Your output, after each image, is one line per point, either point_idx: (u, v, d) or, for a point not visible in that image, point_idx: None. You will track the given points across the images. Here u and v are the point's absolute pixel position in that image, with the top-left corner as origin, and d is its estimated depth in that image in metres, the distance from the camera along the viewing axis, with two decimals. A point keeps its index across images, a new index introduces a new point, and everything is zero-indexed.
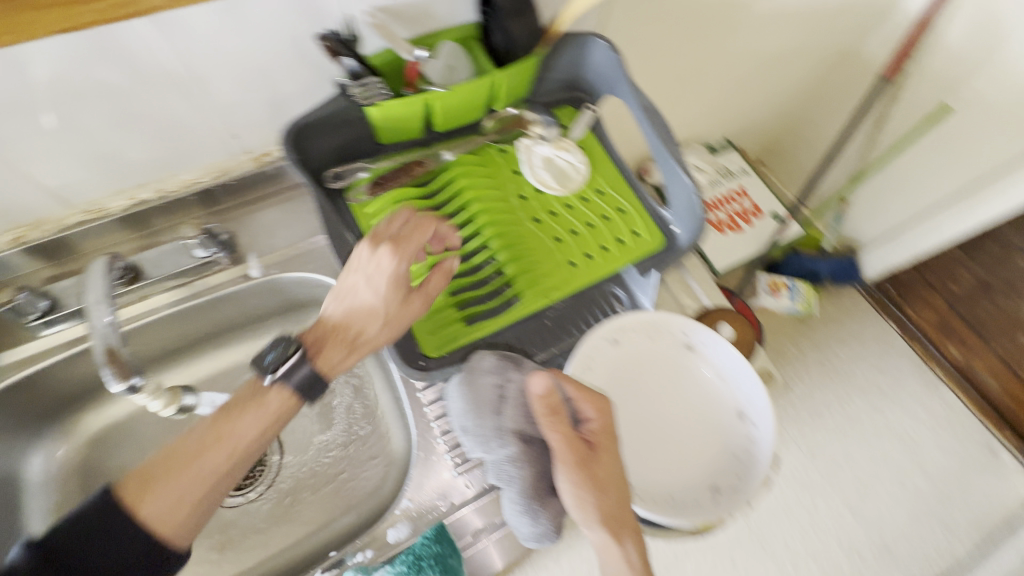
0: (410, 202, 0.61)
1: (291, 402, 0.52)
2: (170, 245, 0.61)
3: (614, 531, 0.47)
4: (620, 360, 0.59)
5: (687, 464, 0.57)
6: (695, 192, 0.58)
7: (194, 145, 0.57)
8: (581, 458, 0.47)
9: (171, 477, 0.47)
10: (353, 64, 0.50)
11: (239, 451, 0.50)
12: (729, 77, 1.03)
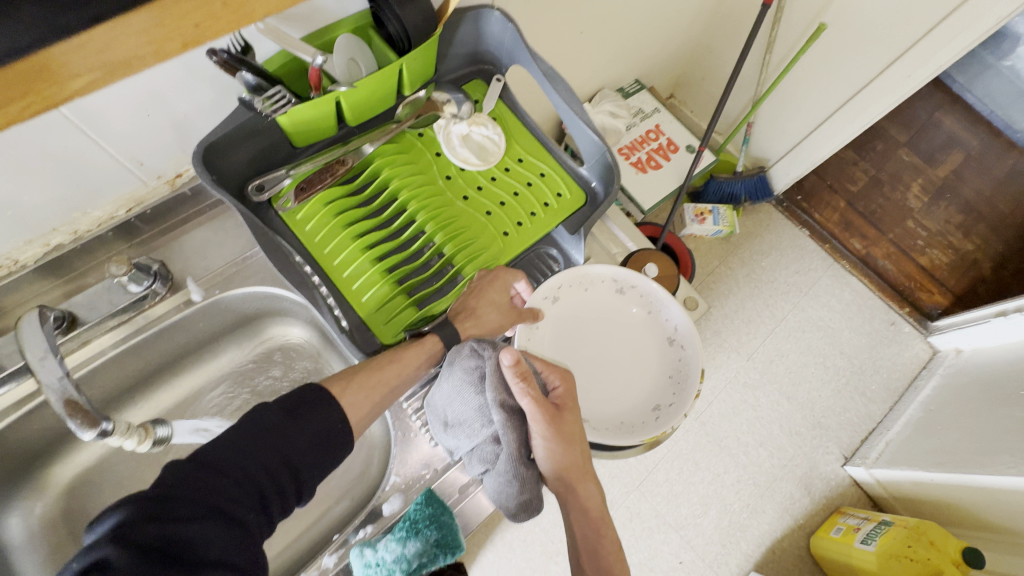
0: (338, 201, 0.62)
1: (437, 353, 0.58)
2: (100, 284, 0.59)
3: (576, 476, 0.55)
4: (565, 313, 0.66)
5: (633, 392, 0.65)
6: (603, 146, 0.65)
7: (101, 179, 0.55)
8: (551, 417, 0.53)
9: (366, 376, 0.52)
10: (253, 78, 0.50)
11: (411, 372, 0.55)
12: (627, 22, 1.06)
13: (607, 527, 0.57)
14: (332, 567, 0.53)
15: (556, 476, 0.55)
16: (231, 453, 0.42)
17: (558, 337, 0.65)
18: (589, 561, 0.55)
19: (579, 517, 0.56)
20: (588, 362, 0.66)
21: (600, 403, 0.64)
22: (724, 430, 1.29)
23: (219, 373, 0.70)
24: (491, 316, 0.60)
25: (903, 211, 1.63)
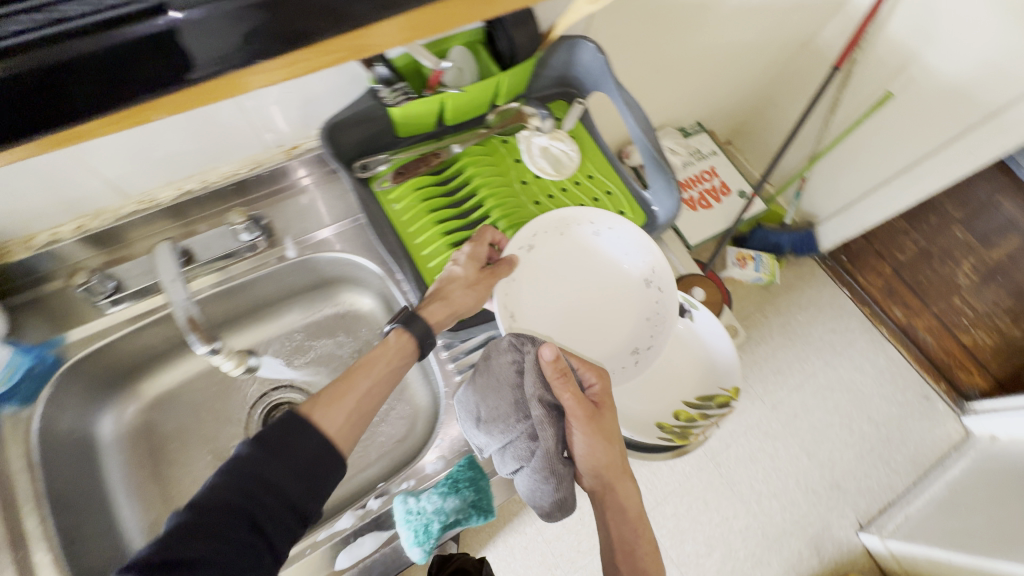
0: (427, 189, 0.69)
1: (408, 344, 0.58)
2: (218, 228, 0.68)
3: (614, 474, 0.59)
4: (544, 261, 0.68)
5: (613, 337, 0.68)
6: (671, 175, 0.69)
7: (237, 141, 0.64)
8: (590, 415, 0.57)
9: (337, 385, 0.52)
10: (382, 73, 0.62)
11: (385, 368, 0.56)
12: (699, 67, 1.13)
13: (644, 528, 0.60)
14: (375, 510, 0.58)
15: (597, 472, 0.59)
16: (224, 487, 0.42)
17: (536, 288, 0.68)
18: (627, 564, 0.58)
19: (618, 515, 0.60)
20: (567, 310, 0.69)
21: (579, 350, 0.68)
22: (739, 475, 1.29)
23: (288, 327, 0.77)
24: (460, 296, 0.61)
25: (950, 287, 1.61)
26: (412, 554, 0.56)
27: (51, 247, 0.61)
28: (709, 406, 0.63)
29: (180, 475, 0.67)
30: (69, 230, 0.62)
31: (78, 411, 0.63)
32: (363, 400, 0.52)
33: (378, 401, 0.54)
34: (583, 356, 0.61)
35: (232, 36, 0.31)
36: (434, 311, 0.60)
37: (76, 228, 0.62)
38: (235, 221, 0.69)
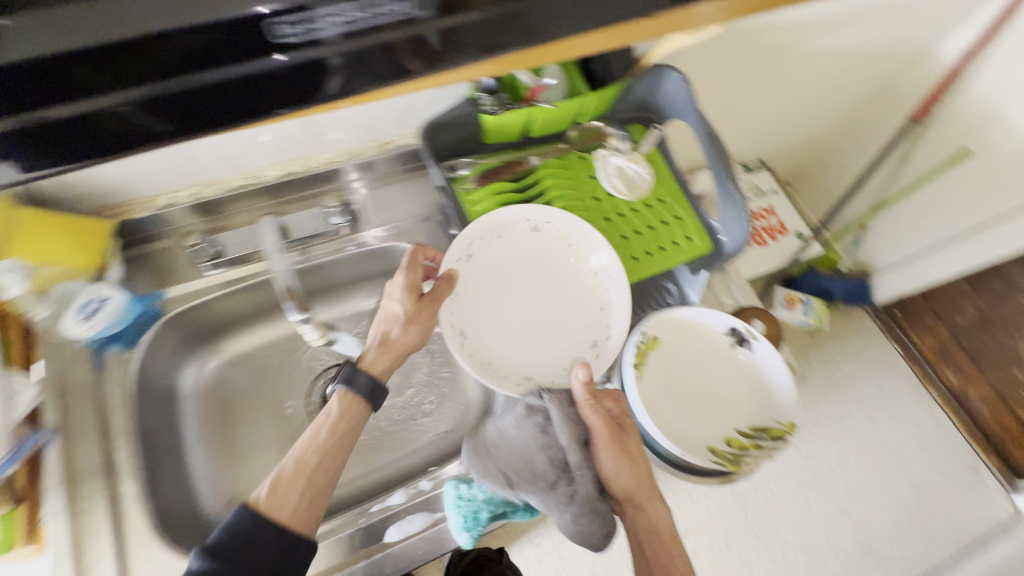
0: (507, 195, 0.73)
1: (353, 401, 0.59)
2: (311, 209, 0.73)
3: (643, 493, 0.58)
4: (490, 266, 0.72)
5: (566, 335, 0.70)
6: (741, 207, 0.69)
7: (341, 131, 0.70)
8: (614, 435, 0.58)
9: (286, 475, 0.53)
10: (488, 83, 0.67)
11: (333, 437, 0.56)
12: (771, 105, 1.13)
13: (679, 550, 0.57)
14: (427, 490, 0.62)
15: (628, 493, 0.58)
16: None
17: (481, 297, 0.70)
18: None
19: (648, 533, 0.58)
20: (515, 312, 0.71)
21: (541, 350, 0.69)
22: (766, 522, 1.19)
23: (355, 310, 0.80)
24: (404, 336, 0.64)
25: (1010, 357, 1.55)
26: (460, 540, 0.58)
27: (168, 209, 0.67)
28: (763, 437, 0.62)
29: (244, 433, 0.71)
30: (186, 195, 0.69)
31: (167, 360, 0.68)
32: (314, 478, 0.54)
33: (330, 468, 0.55)
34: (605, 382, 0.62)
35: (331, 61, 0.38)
36: (378, 360, 0.62)
37: (192, 195, 0.69)
38: (329, 205, 0.74)
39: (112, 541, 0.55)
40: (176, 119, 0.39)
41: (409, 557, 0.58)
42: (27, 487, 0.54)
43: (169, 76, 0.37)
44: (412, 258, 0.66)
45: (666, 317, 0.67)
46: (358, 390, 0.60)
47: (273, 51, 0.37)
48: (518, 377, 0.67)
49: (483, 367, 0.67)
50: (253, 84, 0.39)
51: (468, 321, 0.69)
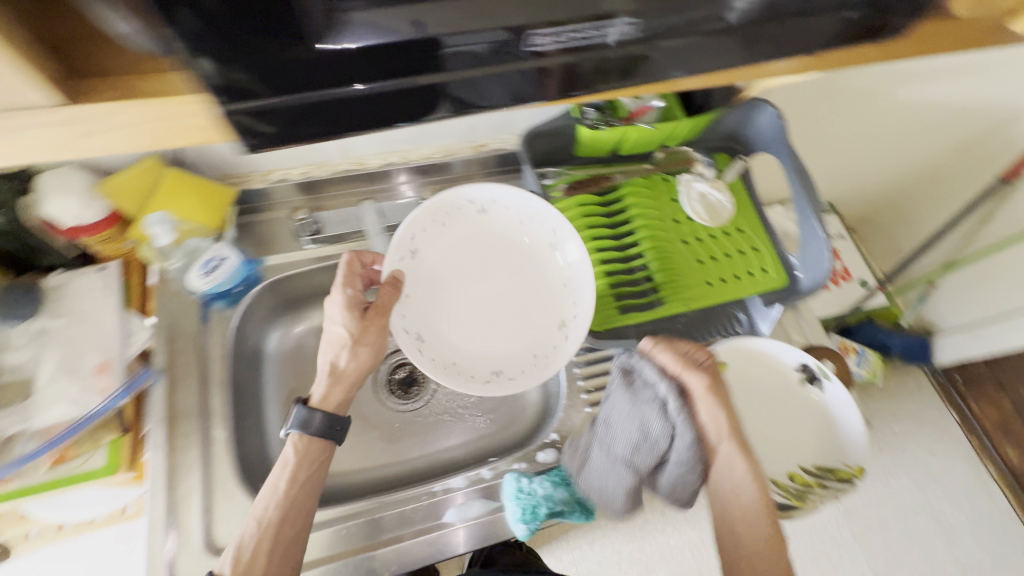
0: (591, 207, 0.76)
1: (310, 441, 0.57)
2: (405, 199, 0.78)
3: (739, 446, 0.56)
4: (434, 264, 0.69)
5: (535, 320, 0.70)
6: (826, 247, 0.69)
7: (444, 130, 0.74)
8: (711, 384, 0.56)
9: (249, 538, 0.53)
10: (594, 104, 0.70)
11: (294, 488, 0.55)
12: (851, 149, 1.10)
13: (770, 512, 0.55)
14: (487, 478, 0.64)
15: (723, 447, 0.56)
16: None
17: (436, 296, 0.69)
18: (767, 554, 0.52)
19: (740, 490, 0.55)
20: (477, 299, 0.70)
21: (510, 343, 0.69)
22: None
23: None
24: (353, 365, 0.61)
25: None
26: (515, 530, 0.60)
27: (279, 184, 0.73)
28: (828, 477, 0.62)
29: None
30: (297, 173, 0.74)
31: (258, 322, 0.73)
32: (281, 533, 0.53)
33: (298, 517, 0.55)
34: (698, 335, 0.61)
35: (494, 88, 0.34)
36: (332, 394, 0.60)
37: (302, 173, 0.74)
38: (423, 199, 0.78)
39: (201, 480, 0.59)
40: (281, 126, 0.32)
41: (465, 540, 0.60)
42: (133, 419, 0.61)
43: (316, 88, 0.31)
44: (348, 274, 0.63)
45: (739, 346, 0.67)
46: (312, 428, 0.58)
47: (356, 78, 0.31)
48: (486, 373, 0.67)
49: (449, 368, 0.65)
50: (394, 102, 0.33)
51: (424, 322, 0.67)
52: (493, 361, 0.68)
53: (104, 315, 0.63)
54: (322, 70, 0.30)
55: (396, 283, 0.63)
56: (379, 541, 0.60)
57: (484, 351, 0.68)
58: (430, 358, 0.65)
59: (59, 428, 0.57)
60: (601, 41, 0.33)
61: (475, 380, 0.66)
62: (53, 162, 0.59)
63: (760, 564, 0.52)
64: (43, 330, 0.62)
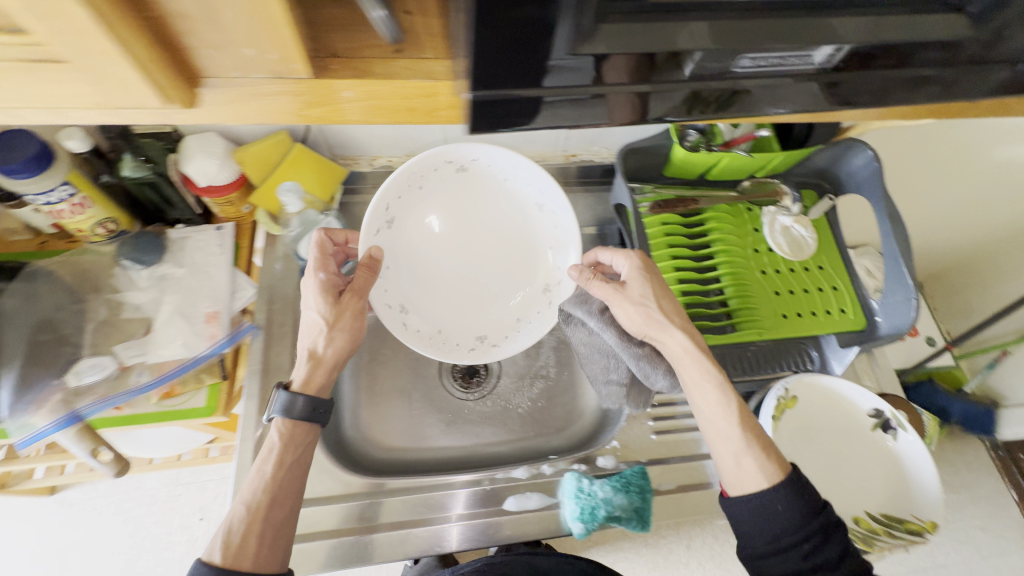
0: (674, 227, 0.77)
1: (292, 425, 0.56)
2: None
3: (656, 329, 0.59)
4: (412, 233, 0.65)
5: (517, 280, 0.69)
6: (912, 297, 0.67)
7: (541, 137, 0.78)
8: (618, 288, 0.61)
9: (238, 525, 0.51)
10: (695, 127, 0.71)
11: (281, 470, 0.54)
12: (933, 200, 1.03)
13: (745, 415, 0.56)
14: (548, 474, 0.67)
15: (651, 333, 0.60)
16: None
17: (420, 261, 0.66)
18: (723, 418, 0.55)
19: (682, 360, 0.59)
20: (460, 258, 0.67)
21: (493, 308, 0.69)
22: None
23: None
24: (333, 350, 0.59)
25: None
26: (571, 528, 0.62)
27: (382, 170, 0.78)
28: (896, 527, 0.61)
29: (386, 376, 0.79)
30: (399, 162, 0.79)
31: None
32: (271, 516, 0.52)
33: (286, 500, 0.54)
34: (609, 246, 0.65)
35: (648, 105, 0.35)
36: (311, 380, 0.58)
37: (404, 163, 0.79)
38: None
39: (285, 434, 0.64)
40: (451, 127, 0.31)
41: (521, 529, 0.63)
42: (232, 368, 0.66)
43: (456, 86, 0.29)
44: (321, 256, 0.61)
45: (815, 383, 0.67)
46: (290, 413, 0.56)
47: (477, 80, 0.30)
48: (470, 341, 0.67)
49: (436, 337, 0.65)
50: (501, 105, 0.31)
51: (407, 291, 0.65)
52: (477, 326, 0.68)
53: (217, 270, 0.69)
54: (522, 70, 0.29)
55: (372, 263, 0.58)
56: (377, 526, 0.62)
57: (467, 314, 0.68)
58: (416, 331, 0.64)
59: (171, 366, 0.62)
60: (675, 74, 0.33)
61: (461, 349, 0.66)
62: (199, 127, 0.65)
63: (722, 430, 0.55)
64: (165, 276, 0.68)
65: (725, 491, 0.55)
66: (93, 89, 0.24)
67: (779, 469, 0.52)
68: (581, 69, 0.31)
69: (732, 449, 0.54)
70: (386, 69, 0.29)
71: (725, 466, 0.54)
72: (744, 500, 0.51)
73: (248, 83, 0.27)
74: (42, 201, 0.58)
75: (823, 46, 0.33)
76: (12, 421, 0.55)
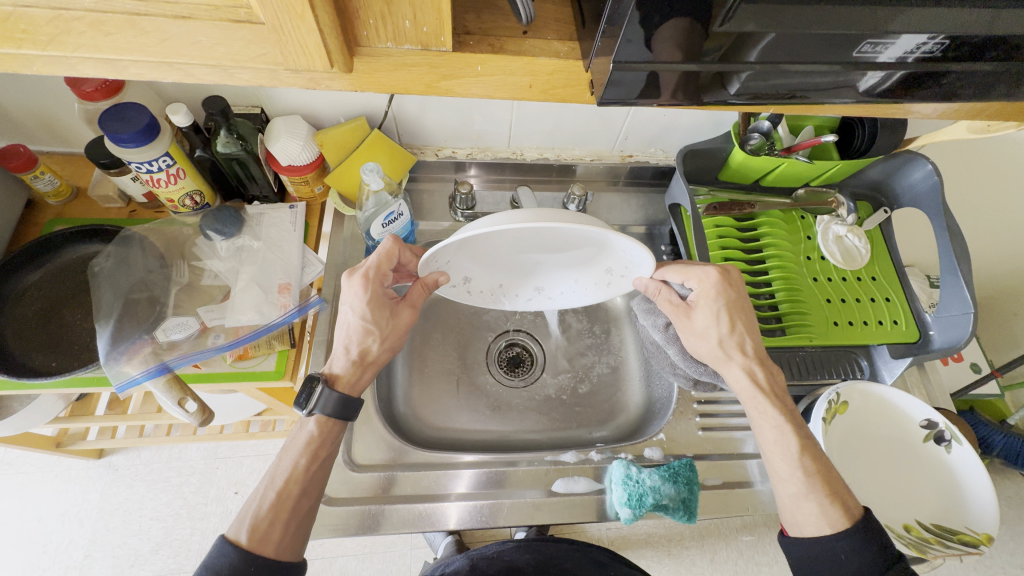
0: (727, 229, 0.79)
1: (326, 424, 0.59)
2: (556, 191, 0.85)
3: (714, 362, 0.62)
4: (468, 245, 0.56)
5: (579, 265, 0.63)
6: (971, 309, 0.66)
7: (600, 137, 0.81)
8: (683, 312, 0.62)
9: (266, 510, 0.54)
10: (764, 125, 0.72)
11: (314, 464, 0.57)
12: (991, 225, 0.98)
13: (807, 460, 0.56)
14: (595, 460, 0.68)
15: (711, 363, 0.62)
16: None
17: (480, 252, 0.59)
18: (780, 457, 0.57)
19: (742, 393, 0.60)
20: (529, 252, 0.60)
21: (554, 268, 0.64)
22: None
23: None
24: (380, 355, 0.64)
25: None
26: (618, 513, 0.64)
27: (446, 160, 0.82)
28: (948, 538, 0.60)
29: (436, 358, 0.81)
30: (462, 153, 0.82)
31: None
32: (298, 507, 0.55)
33: (311, 492, 0.57)
34: (681, 262, 0.61)
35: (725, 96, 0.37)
36: (358, 378, 0.62)
37: (468, 153, 0.83)
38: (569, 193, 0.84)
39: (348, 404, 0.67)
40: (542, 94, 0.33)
41: (568, 511, 0.65)
42: (300, 335, 0.69)
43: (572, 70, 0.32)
44: (376, 268, 0.61)
45: (869, 389, 0.67)
46: (323, 409, 0.58)
47: (571, 56, 0.34)
48: (527, 292, 0.67)
49: (498, 290, 0.66)
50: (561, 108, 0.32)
51: (467, 268, 0.61)
52: (536, 278, 0.65)
53: (290, 246, 0.72)
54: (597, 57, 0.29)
55: (428, 286, 0.59)
56: (389, 497, 0.64)
57: (525, 271, 0.64)
58: (479, 292, 0.65)
59: (245, 330, 0.65)
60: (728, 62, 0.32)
61: (519, 298, 0.67)
62: (285, 110, 0.70)
63: (780, 470, 0.57)
64: (243, 247, 0.72)
65: (784, 528, 0.57)
66: (275, 50, 0.28)
67: (843, 517, 0.52)
68: (631, 80, 0.34)
69: (792, 491, 0.56)
70: (518, 47, 0.33)
71: (784, 503, 0.56)
72: (800, 542, 0.54)
73: (396, 53, 0.31)
74: (144, 169, 0.62)
75: (890, 35, 0.31)
76: (108, 368, 0.60)
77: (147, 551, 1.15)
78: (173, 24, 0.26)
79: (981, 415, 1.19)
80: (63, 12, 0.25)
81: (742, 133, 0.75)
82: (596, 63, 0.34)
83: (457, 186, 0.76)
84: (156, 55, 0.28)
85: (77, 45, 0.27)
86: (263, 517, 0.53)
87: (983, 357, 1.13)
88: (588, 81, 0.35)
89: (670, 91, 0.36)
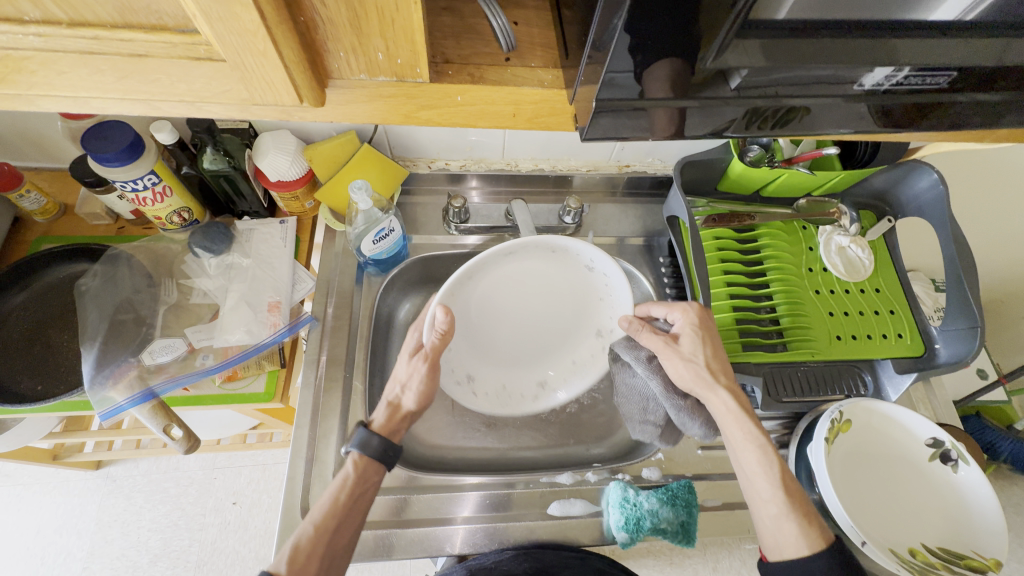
0: (727, 241, 0.77)
1: (366, 462, 0.56)
2: (551, 203, 0.83)
3: (702, 387, 0.58)
4: (471, 302, 0.65)
5: (572, 336, 0.70)
6: (978, 324, 0.64)
7: (596, 148, 0.79)
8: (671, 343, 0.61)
9: (304, 545, 0.50)
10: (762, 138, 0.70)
11: (354, 501, 0.54)
12: (997, 232, 0.96)
13: (790, 482, 0.54)
14: (591, 481, 0.67)
15: (697, 388, 0.59)
16: None
17: (478, 330, 0.67)
18: (763, 477, 0.54)
19: (726, 418, 0.57)
20: (524, 328, 0.69)
21: (553, 347, 0.71)
22: None
23: None
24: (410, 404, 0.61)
25: None
26: (615, 537, 0.62)
27: (438, 172, 0.81)
28: (956, 562, 0.58)
29: None
30: (455, 165, 0.81)
31: (399, 289, 0.79)
32: (336, 542, 0.52)
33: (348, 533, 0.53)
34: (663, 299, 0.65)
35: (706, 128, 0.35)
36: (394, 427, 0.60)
37: (461, 165, 0.81)
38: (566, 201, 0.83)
39: (338, 424, 0.67)
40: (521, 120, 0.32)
41: (564, 533, 0.63)
42: (290, 357, 0.69)
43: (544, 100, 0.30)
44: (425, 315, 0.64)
45: (873, 408, 0.65)
46: (363, 448, 0.56)
47: (552, 85, 0.33)
48: (534, 388, 0.69)
49: (504, 393, 0.69)
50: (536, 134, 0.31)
51: (470, 364, 0.67)
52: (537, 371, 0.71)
53: (280, 263, 0.71)
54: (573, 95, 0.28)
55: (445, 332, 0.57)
56: (393, 519, 0.63)
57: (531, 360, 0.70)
58: (485, 396, 0.67)
59: (234, 351, 0.64)
60: (722, 89, 0.31)
61: (526, 396, 0.69)
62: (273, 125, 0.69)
63: (761, 490, 0.54)
64: (232, 265, 0.70)
65: (762, 554, 0.54)
66: (239, 86, 0.27)
67: (820, 538, 0.50)
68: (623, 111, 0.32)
69: (773, 512, 0.53)
70: (499, 76, 0.32)
71: (764, 526, 0.53)
72: (779, 566, 0.51)
73: (370, 84, 0.30)
74: (129, 188, 0.60)
75: (878, 66, 0.30)
76: (93, 394, 0.59)
77: (145, 562, 1.14)
78: (131, 61, 0.25)
79: (987, 420, 1.17)
80: (11, 52, 0.24)
81: (741, 144, 0.73)
82: (577, 92, 0.32)
83: (450, 200, 0.75)
84: (116, 91, 0.27)
85: (31, 83, 0.26)
86: (302, 551, 0.50)
87: (990, 364, 1.11)
88: (574, 112, 0.34)
89: (665, 128, 0.34)
